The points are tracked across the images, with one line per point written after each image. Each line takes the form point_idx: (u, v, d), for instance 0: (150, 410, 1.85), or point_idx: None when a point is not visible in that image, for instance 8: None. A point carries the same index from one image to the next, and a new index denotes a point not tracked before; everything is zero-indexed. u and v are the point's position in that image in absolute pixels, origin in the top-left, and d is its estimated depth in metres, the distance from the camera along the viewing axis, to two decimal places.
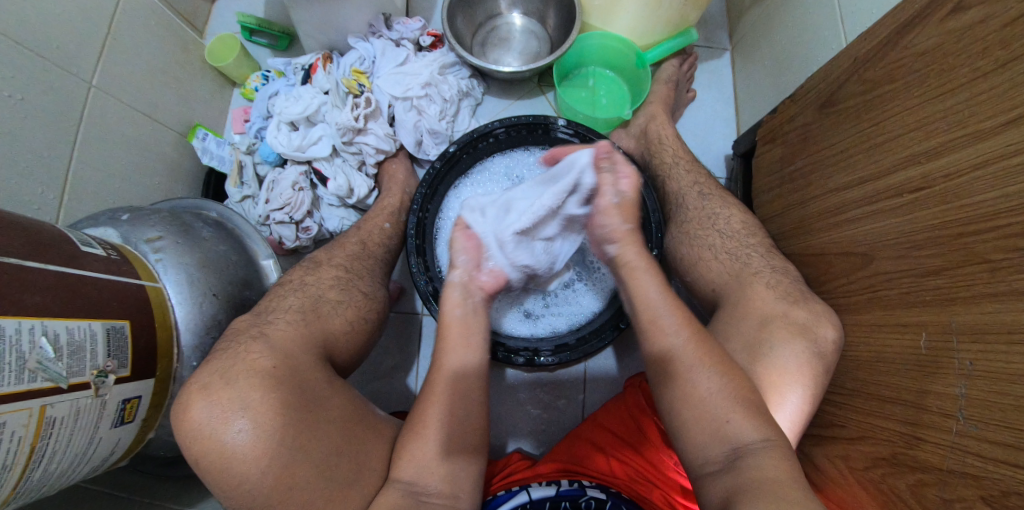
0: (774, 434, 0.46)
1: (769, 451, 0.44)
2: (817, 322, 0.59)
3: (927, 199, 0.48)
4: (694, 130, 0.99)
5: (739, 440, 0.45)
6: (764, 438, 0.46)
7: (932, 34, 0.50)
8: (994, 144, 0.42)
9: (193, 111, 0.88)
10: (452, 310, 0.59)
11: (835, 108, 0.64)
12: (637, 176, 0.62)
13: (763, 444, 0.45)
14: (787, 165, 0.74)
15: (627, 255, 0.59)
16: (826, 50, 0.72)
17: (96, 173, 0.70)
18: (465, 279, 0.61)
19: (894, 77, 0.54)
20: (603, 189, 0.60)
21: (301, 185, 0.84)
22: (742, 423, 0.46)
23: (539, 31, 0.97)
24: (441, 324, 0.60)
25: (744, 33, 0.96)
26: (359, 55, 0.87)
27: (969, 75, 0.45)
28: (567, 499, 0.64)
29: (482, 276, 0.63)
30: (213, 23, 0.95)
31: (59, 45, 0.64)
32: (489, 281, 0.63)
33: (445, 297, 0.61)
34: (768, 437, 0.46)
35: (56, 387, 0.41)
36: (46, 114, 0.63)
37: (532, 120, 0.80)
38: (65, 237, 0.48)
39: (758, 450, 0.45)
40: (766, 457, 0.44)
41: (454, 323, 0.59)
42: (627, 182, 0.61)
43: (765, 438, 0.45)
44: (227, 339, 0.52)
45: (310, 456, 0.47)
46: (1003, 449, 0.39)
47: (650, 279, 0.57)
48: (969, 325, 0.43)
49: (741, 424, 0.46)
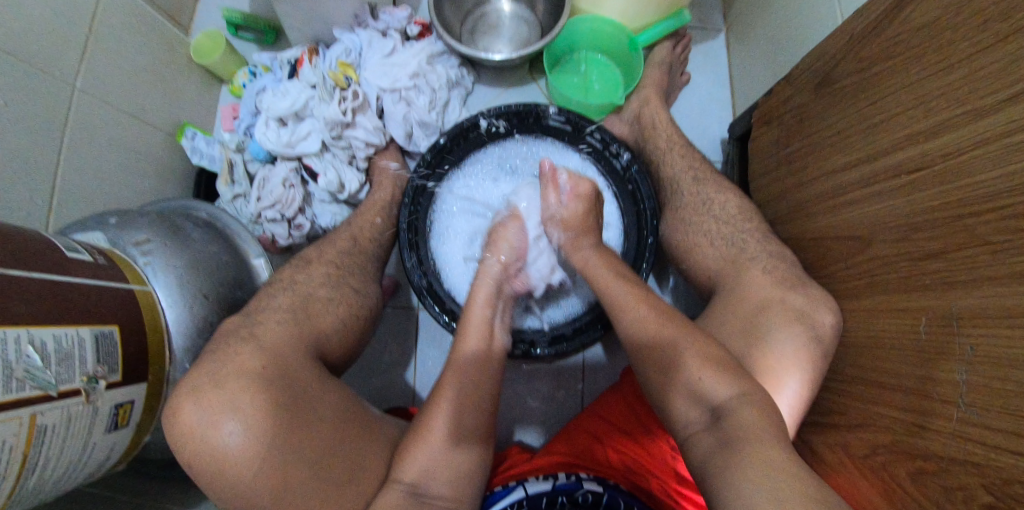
0: None
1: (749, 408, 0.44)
2: (815, 307, 0.58)
3: (927, 180, 0.47)
4: (689, 114, 0.97)
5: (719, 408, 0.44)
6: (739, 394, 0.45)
7: (931, 8, 0.48)
8: (995, 121, 0.41)
9: (180, 110, 0.87)
10: (484, 310, 0.61)
11: (832, 87, 0.62)
12: (586, 188, 0.66)
13: None
14: (783, 147, 0.72)
15: (586, 253, 0.64)
16: (822, 27, 0.70)
17: (84, 176, 0.69)
18: (501, 274, 0.64)
19: (892, 53, 0.53)
20: (554, 204, 0.66)
21: (291, 182, 0.83)
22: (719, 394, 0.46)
23: (529, 17, 0.94)
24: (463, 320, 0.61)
25: (739, 11, 0.93)
26: (345, 48, 0.85)
27: (970, 50, 0.44)
28: (563, 492, 0.64)
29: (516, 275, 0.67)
30: (197, 18, 0.94)
31: (41, 46, 0.63)
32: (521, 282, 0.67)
33: (472, 297, 0.62)
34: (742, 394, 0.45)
35: (46, 395, 0.41)
36: (30, 119, 0.62)
37: (522, 107, 0.78)
38: (50, 244, 0.48)
39: None
40: None
41: (478, 322, 0.60)
42: (570, 203, 0.66)
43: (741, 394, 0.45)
44: (217, 340, 0.51)
45: (305, 456, 0.47)
46: (1003, 435, 0.38)
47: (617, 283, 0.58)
48: (969, 309, 0.42)
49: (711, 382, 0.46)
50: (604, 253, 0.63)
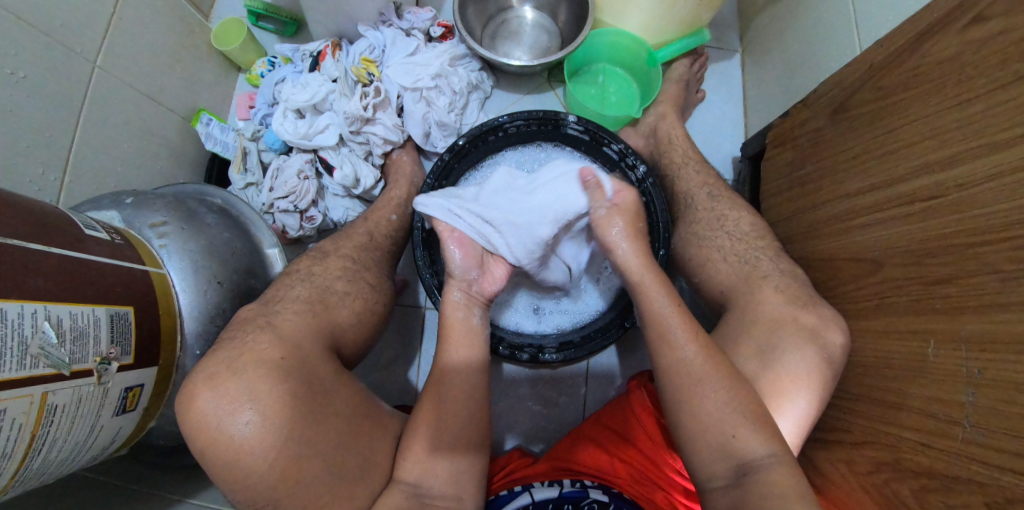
0: (782, 447, 0.46)
1: (779, 466, 0.45)
2: (825, 326, 0.59)
3: (940, 207, 0.48)
4: (702, 131, 0.98)
5: (747, 471, 0.45)
6: (773, 452, 0.46)
7: (951, 44, 0.49)
8: (1011, 155, 0.42)
9: (196, 95, 0.86)
10: (454, 313, 0.58)
11: (848, 114, 0.64)
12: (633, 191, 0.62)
13: (773, 459, 0.45)
14: (797, 169, 0.74)
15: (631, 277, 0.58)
16: (840, 56, 0.72)
17: (98, 155, 0.68)
18: (467, 280, 0.60)
19: (909, 85, 0.54)
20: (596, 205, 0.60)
21: (306, 173, 0.83)
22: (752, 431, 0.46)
23: (550, 26, 0.96)
24: (442, 325, 0.59)
25: (755, 34, 0.95)
26: (368, 44, 0.86)
27: (988, 85, 0.45)
28: (570, 501, 0.64)
29: (479, 278, 0.61)
30: (219, 5, 0.93)
31: (63, 22, 0.62)
32: (486, 283, 0.61)
33: (444, 297, 0.60)
34: (776, 452, 0.46)
35: (59, 374, 0.40)
36: (50, 94, 0.61)
37: (544, 115, 0.78)
38: (68, 219, 0.47)
39: (768, 465, 0.45)
40: (773, 470, 0.44)
41: (456, 325, 0.58)
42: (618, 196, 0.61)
43: (773, 452, 0.46)
44: (233, 328, 0.51)
45: (318, 450, 0.46)
46: (1008, 456, 0.39)
47: (657, 289, 0.56)
48: (978, 334, 0.43)
49: (748, 439, 0.46)
50: (648, 266, 0.58)
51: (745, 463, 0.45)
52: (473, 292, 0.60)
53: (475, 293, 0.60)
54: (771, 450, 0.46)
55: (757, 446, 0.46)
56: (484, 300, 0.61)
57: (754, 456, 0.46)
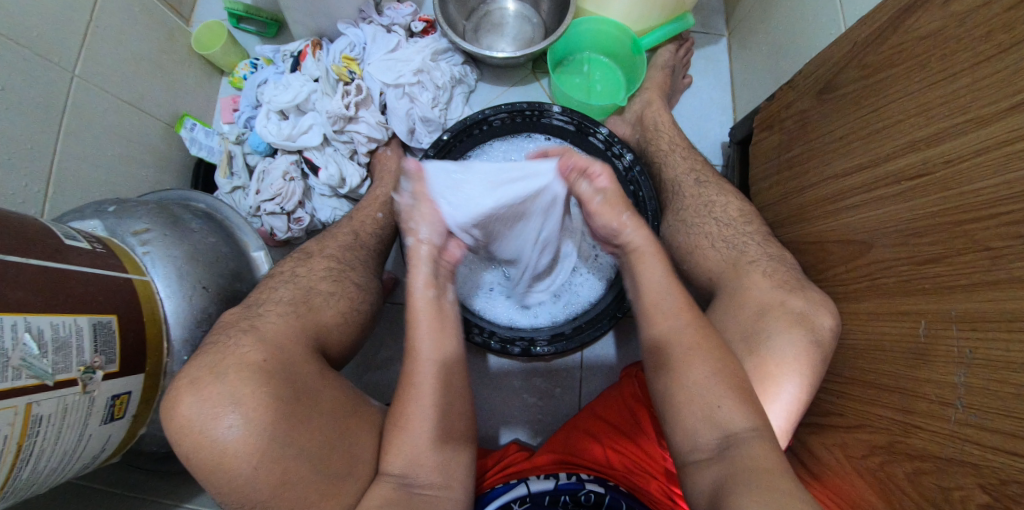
0: (758, 418, 0.47)
1: (758, 439, 0.45)
2: (814, 310, 0.58)
3: (928, 185, 0.48)
4: (690, 118, 0.97)
5: (730, 436, 0.46)
6: (753, 427, 0.46)
7: (935, 17, 0.48)
8: (996, 130, 0.41)
9: (179, 101, 0.86)
10: (425, 291, 0.56)
11: (834, 94, 0.63)
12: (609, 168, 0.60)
13: (753, 433, 0.46)
14: (785, 152, 0.73)
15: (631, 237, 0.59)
16: (824, 36, 0.71)
17: (80, 164, 0.68)
18: (436, 250, 0.57)
19: (895, 61, 0.53)
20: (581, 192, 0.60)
21: (291, 175, 0.83)
22: (734, 411, 0.47)
23: (533, 16, 0.95)
24: (408, 306, 0.56)
25: (741, 17, 0.94)
26: (348, 42, 0.85)
27: (973, 59, 0.44)
28: (566, 492, 0.66)
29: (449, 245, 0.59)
30: (200, 9, 0.93)
31: (38, 30, 0.62)
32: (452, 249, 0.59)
33: (409, 261, 0.57)
34: (751, 424, 0.46)
35: (42, 384, 0.40)
36: (28, 105, 0.61)
37: (525, 107, 0.78)
38: (47, 230, 0.46)
39: (749, 439, 0.45)
40: (751, 443, 0.45)
41: (424, 304, 0.56)
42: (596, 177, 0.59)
43: (754, 427, 0.46)
44: (217, 332, 0.51)
45: (303, 450, 0.46)
46: (1002, 437, 0.39)
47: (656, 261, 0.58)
48: (968, 312, 0.43)
49: (730, 412, 0.47)
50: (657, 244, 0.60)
51: (732, 435, 0.46)
52: (444, 264, 0.59)
53: (441, 257, 0.58)
54: (753, 424, 0.46)
55: (731, 419, 0.47)
56: (450, 270, 0.60)
57: (724, 418, 0.47)
